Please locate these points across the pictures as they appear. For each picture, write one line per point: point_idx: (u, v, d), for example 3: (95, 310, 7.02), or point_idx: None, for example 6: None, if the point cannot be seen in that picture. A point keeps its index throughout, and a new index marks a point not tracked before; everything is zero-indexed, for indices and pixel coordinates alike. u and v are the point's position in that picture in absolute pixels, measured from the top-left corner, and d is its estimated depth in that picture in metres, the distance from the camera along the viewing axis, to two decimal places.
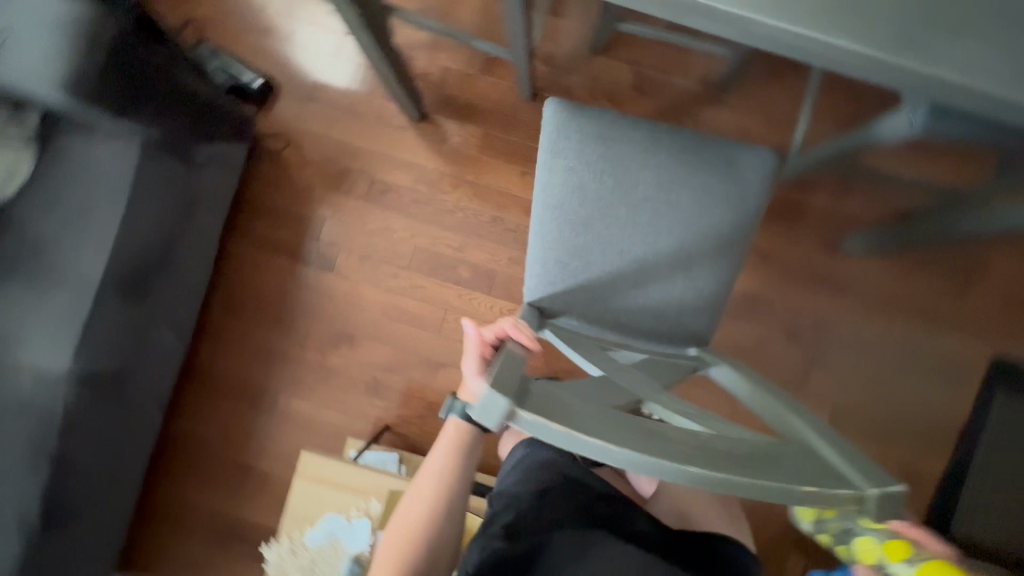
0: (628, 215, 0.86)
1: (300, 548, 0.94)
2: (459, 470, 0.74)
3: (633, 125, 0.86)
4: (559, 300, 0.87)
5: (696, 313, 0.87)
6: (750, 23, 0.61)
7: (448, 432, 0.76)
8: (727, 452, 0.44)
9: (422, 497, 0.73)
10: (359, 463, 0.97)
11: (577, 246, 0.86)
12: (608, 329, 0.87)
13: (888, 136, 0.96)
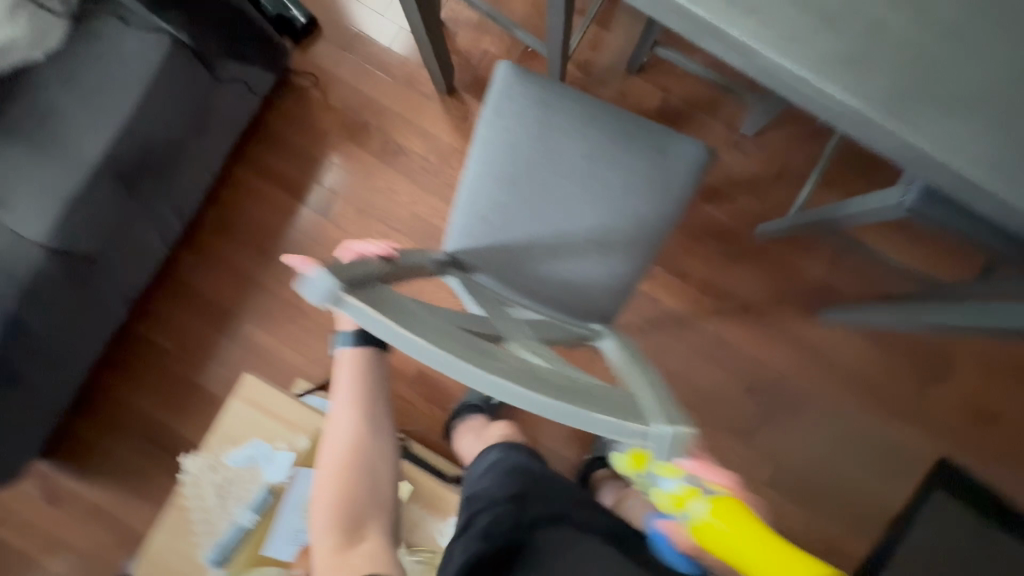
0: (557, 185, 0.91)
1: (220, 465, 0.98)
2: (367, 398, 0.82)
3: (576, 100, 0.92)
4: (474, 254, 0.92)
5: (605, 290, 0.92)
6: (743, 47, 0.57)
7: (345, 367, 0.83)
8: (541, 381, 0.48)
9: (344, 434, 0.80)
10: (295, 399, 1.00)
11: (502, 206, 0.91)
12: (515, 289, 0.92)
13: (886, 211, 0.93)
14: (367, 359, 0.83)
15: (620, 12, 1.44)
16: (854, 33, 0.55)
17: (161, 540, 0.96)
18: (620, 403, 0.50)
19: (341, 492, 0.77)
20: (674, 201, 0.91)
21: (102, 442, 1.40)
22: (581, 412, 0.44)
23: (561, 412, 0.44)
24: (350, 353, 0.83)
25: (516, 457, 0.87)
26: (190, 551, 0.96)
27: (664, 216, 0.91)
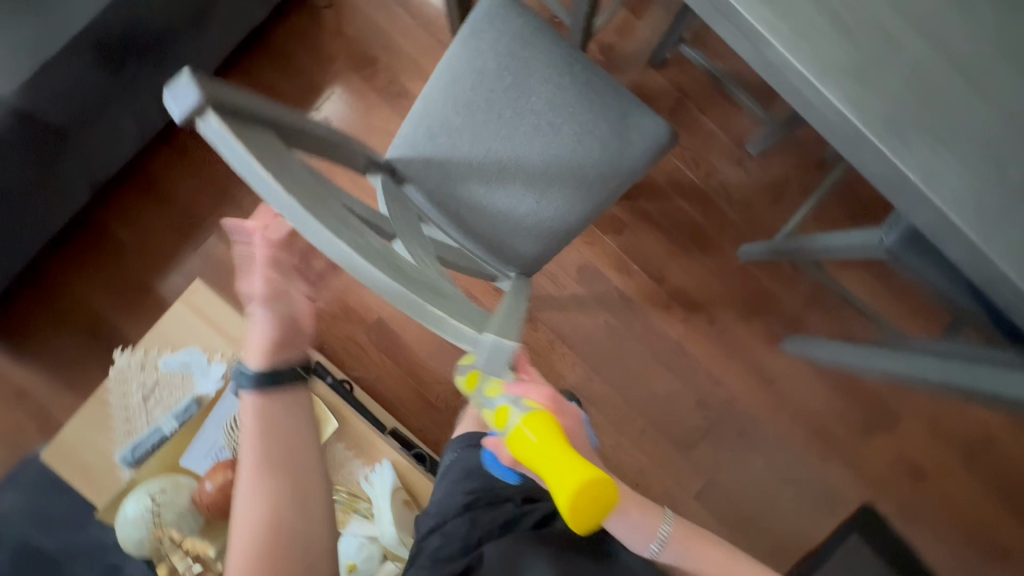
0: (510, 118, 0.90)
1: (152, 367, 0.96)
2: (287, 449, 0.61)
3: (556, 47, 0.92)
4: (411, 165, 0.91)
5: (528, 237, 0.91)
6: (756, 37, 0.55)
7: (255, 410, 0.60)
8: (388, 263, 0.46)
9: (255, 492, 0.59)
10: (238, 315, 0.96)
11: (451, 126, 0.91)
12: (441, 212, 0.92)
13: (866, 250, 0.93)
14: (287, 400, 0.62)
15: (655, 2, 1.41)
16: (867, 50, 0.54)
17: (76, 431, 0.94)
18: (472, 311, 0.48)
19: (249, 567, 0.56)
20: (622, 172, 0.90)
21: (41, 326, 1.35)
22: (408, 292, 0.43)
23: (391, 292, 0.43)
24: (262, 395, 0.60)
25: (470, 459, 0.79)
26: (106, 448, 0.93)
27: (608, 182, 0.90)
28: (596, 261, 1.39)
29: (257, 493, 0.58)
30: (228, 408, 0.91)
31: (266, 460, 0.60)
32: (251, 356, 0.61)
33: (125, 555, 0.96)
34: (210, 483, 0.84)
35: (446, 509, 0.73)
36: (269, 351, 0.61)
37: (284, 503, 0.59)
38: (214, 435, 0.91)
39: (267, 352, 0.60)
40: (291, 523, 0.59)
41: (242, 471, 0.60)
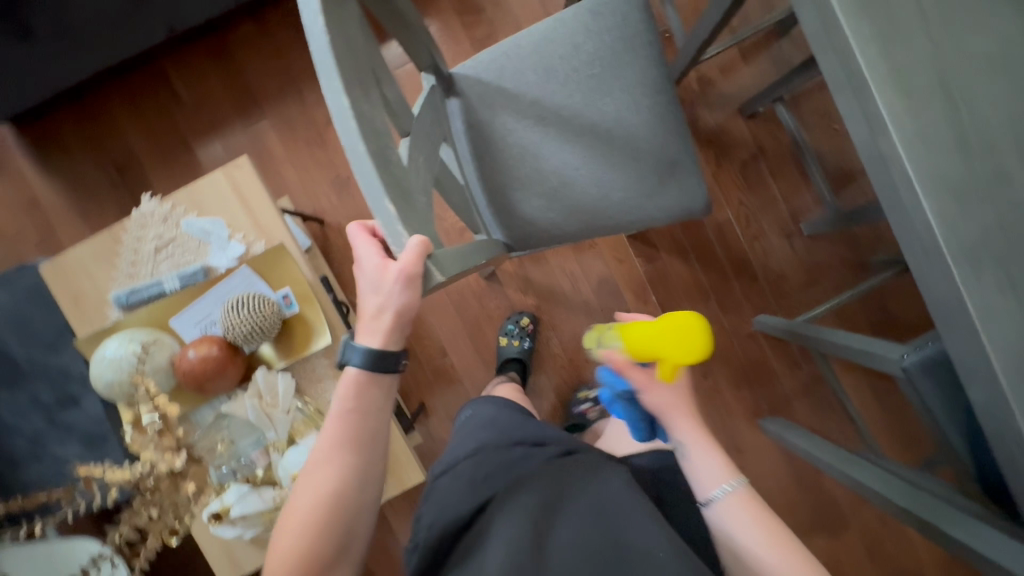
0: (575, 98, 0.89)
1: (173, 223, 0.94)
2: (362, 437, 0.59)
3: (657, 62, 0.88)
4: (470, 88, 0.91)
5: (527, 209, 0.91)
6: (878, 124, 0.54)
7: (345, 393, 0.58)
8: (380, 149, 0.53)
9: (326, 471, 0.58)
10: (272, 204, 0.93)
11: (521, 75, 0.90)
12: (472, 144, 0.91)
13: (880, 363, 0.94)
14: (373, 389, 0.58)
15: (768, 53, 1.38)
16: (981, 176, 0.53)
17: (81, 257, 0.94)
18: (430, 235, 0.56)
19: (304, 538, 0.57)
20: (641, 203, 0.88)
21: (74, 146, 1.35)
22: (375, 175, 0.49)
23: (365, 174, 0.50)
24: (355, 382, 0.57)
25: (488, 413, 0.77)
26: (104, 282, 0.94)
27: (624, 203, 0.89)
28: (618, 279, 1.39)
29: (329, 477, 0.58)
30: (232, 289, 0.91)
31: (344, 446, 0.58)
32: (366, 333, 0.56)
33: (86, 389, 0.97)
34: (193, 352, 0.84)
35: (455, 453, 0.72)
36: (390, 333, 0.55)
37: (348, 488, 0.58)
38: (210, 309, 0.91)
39: (381, 331, 0.55)
40: (351, 512, 0.59)
41: (319, 447, 0.59)
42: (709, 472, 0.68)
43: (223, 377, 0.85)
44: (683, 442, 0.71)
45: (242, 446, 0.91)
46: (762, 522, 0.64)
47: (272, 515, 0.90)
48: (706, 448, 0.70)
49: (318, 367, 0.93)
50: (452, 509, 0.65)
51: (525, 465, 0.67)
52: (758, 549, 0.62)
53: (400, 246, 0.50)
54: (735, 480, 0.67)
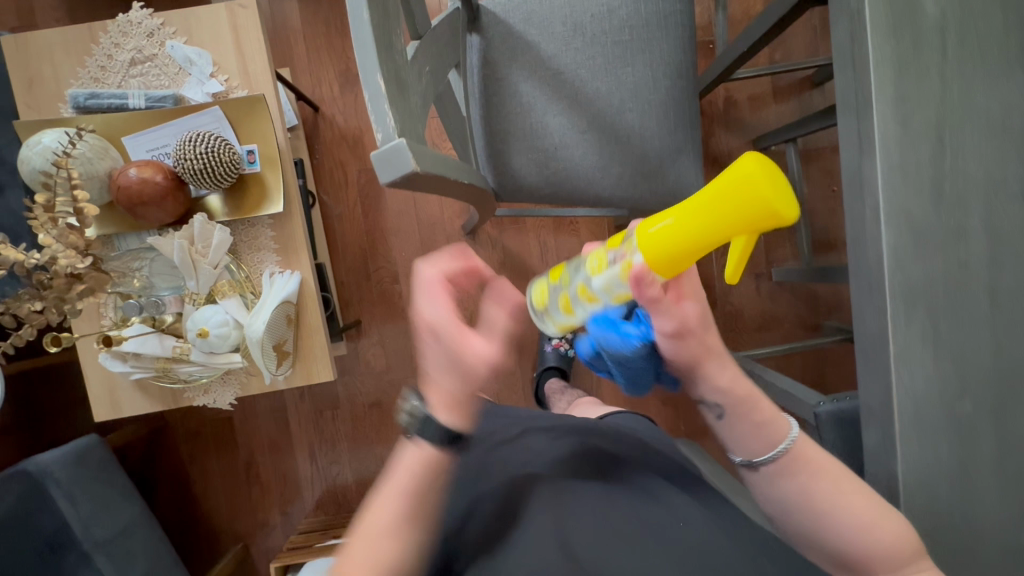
0: (598, 63, 0.81)
1: (157, 39, 0.88)
2: (424, 515, 0.52)
3: (686, 49, 0.83)
4: (492, 22, 0.81)
5: (522, 166, 0.83)
6: (869, 146, 0.55)
7: (419, 466, 0.52)
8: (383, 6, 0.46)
9: (386, 546, 0.51)
10: (265, 55, 0.88)
11: (549, 23, 0.81)
12: (481, 84, 0.82)
13: (796, 405, 0.97)
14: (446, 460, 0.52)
15: (798, 98, 1.39)
16: (942, 226, 0.55)
17: (50, 40, 0.87)
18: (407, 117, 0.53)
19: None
20: (635, 188, 0.83)
21: None
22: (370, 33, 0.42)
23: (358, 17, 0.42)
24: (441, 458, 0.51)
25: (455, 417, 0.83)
26: (67, 76, 0.88)
27: (618, 184, 0.83)
28: None
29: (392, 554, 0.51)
30: (198, 125, 0.86)
31: (407, 522, 0.51)
32: (440, 412, 0.49)
33: (13, 181, 0.91)
34: (135, 171, 0.79)
35: None
36: (468, 415, 0.50)
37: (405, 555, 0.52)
38: (168, 138, 0.86)
39: (458, 411, 0.50)
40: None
41: (378, 525, 0.51)
42: (758, 439, 0.56)
43: (158, 207, 0.81)
44: (725, 408, 0.57)
45: (158, 287, 0.87)
46: (842, 482, 0.54)
47: (165, 364, 0.87)
48: (748, 412, 0.56)
49: (261, 236, 0.90)
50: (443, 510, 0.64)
51: (503, 456, 0.65)
52: (850, 519, 0.53)
53: (387, 136, 0.43)
54: (785, 439, 0.55)
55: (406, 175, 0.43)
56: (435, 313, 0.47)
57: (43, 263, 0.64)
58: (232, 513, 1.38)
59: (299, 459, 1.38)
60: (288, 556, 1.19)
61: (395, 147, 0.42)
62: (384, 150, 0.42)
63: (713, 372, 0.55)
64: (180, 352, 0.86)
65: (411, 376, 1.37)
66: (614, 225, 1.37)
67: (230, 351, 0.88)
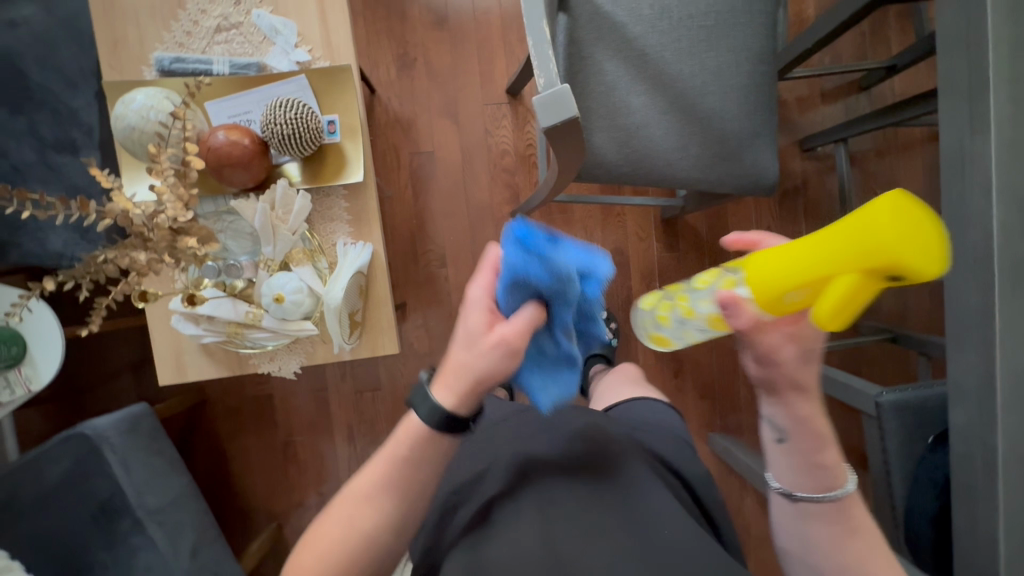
0: (682, 47, 0.83)
1: (243, 8, 0.89)
2: (403, 489, 0.51)
3: (766, 36, 0.85)
4: (579, 3, 0.82)
5: (604, 144, 0.83)
6: (981, 123, 0.56)
7: (411, 439, 0.50)
8: None
9: (367, 507, 0.50)
10: (351, 28, 0.89)
11: (636, 6, 0.82)
12: (566, 62, 0.82)
13: (854, 395, 0.98)
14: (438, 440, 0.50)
15: (844, 101, 1.41)
16: None
17: (138, 3, 0.88)
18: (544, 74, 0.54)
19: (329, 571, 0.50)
20: (713, 169, 0.85)
21: None
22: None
23: None
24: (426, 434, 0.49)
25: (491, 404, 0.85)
26: (152, 41, 0.89)
27: (696, 166, 0.85)
28: (631, 255, 1.40)
29: (368, 518, 0.50)
30: (282, 93, 0.87)
31: (391, 489, 0.51)
32: (443, 386, 0.49)
33: (90, 143, 0.91)
34: (223, 134, 0.79)
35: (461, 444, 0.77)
36: (462, 396, 0.48)
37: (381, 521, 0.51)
38: (250, 105, 0.87)
39: (461, 395, 0.48)
40: (375, 554, 0.51)
41: (361, 485, 0.51)
42: (813, 476, 0.55)
43: (245, 170, 0.81)
44: (797, 435, 0.54)
45: (235, 251, 0.87)
46: (858, 527, 0.54)
47: (237, 329, 0.87)
48: (821, 451, 0.54)
49: (335, 206, 0.91)
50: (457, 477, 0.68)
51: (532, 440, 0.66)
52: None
53: (549, 82, 0.46)
54: (841, 487, 0.54)
55: (567, 120, 0.46)
56: (476, 289, 0.49)
57: (146, 214, 0.64)
58: (267, 492, 1.37)
59: (337, 442, 1.37)
60: None
61: (559, 93, 0.45)
62: (547, 95, 0.45)
63: (788, 395, 0.54)
64: (252, 318, 0.86)
65: None
66: (660, 219, 1.39)
67: (301, 319, 0.88)
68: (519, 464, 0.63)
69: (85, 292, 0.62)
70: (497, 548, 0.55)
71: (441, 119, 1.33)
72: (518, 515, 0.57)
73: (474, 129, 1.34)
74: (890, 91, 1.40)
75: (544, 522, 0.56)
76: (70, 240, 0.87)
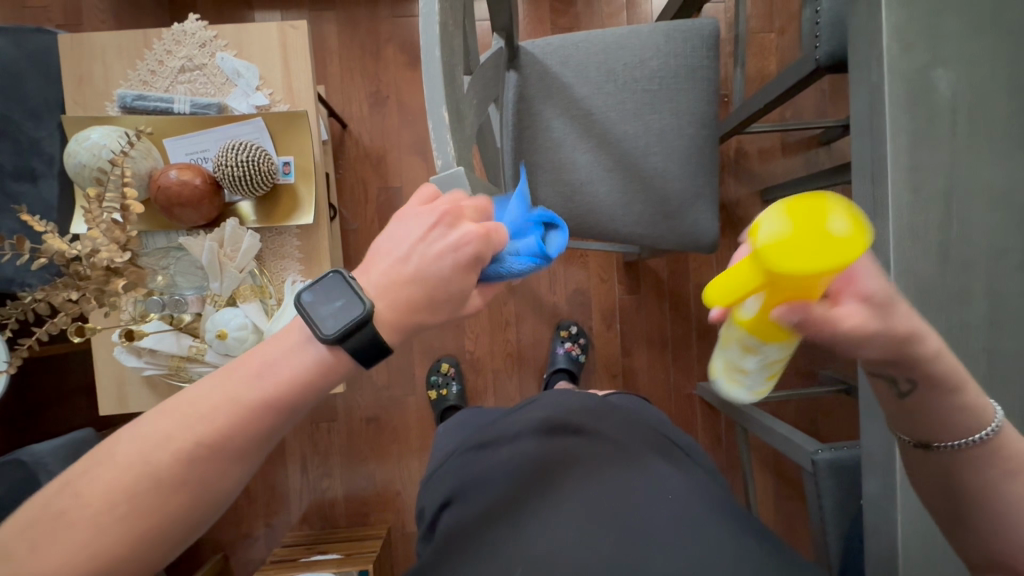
0: (626, 109, 0.86)
1: (207, 51, 0.92)
2: (264, 433, 0.41)
3: (709, 102, 0.88)
4: (529, 62, 0.85)
5: (551, 198, 0.86)
6: (882, 209, 0.59)
7: (299, 371, 0.41)
8: (453, 46, 0.50)
9: (207, 443, 0.40)
10: (312, 74, 0.92)
11: (584, 68, 0.86)
12: (515, 118, 0.86)
13: (795, 450, 0.99)
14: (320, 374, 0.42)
15: (805, 154, 1.46)
16: (946, 287, 0.58)
17: (104, 42, 0.90)
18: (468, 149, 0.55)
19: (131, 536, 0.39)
20: (655, 226, 0.87)
21: None
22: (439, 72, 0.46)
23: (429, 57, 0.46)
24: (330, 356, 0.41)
25: (478, 420, 0.87)
26: (118, 77, 0.91)
27: (639, 222, 0.87)
28: (593, 295, 1.42)
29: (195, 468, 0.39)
30: (239, 134, 0.89)
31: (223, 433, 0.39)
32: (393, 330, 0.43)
33: (49, 172, 0.93)
34: (175, 173, 0.81)
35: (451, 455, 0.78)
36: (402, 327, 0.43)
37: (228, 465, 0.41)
38: (208, 144, 0.89)
39: (406, 329, 0.43)
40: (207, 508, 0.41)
41: (199, 423, 0.39)
42: (952, 419, 0.49)
43: (196, 209, 0.83)
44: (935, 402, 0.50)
45: (181, 286, 0.87)
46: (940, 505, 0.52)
47: (179, 363, 0.88)
48: (962, 404, 0.49)
49: (287, 244, 0.93)
50: (440, 496, 0.70)
51: (517, 451, 0.67)
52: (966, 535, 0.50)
53: (445, 163, 0.47)
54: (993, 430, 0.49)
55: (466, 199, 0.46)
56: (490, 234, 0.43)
57: (82, 254, 0.65)
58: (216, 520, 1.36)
59: (290, 470, 1.37)
60: (271, 570, 1.19)
61: (454, 173, 0.45)
62: (442, 175, 0.46)
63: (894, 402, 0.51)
64: (195, 352, 0.87)
65: (411, 395, 1.38)
66: (623, 261, 1.41)
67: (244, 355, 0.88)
68: (521, 449, 0.67)
69: (10, 331, 0.62)
70: (537, 539, 0.58)
71: (410, 156, 1.36)
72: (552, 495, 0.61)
73: None
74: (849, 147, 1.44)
75: (571, 504, 0.60)
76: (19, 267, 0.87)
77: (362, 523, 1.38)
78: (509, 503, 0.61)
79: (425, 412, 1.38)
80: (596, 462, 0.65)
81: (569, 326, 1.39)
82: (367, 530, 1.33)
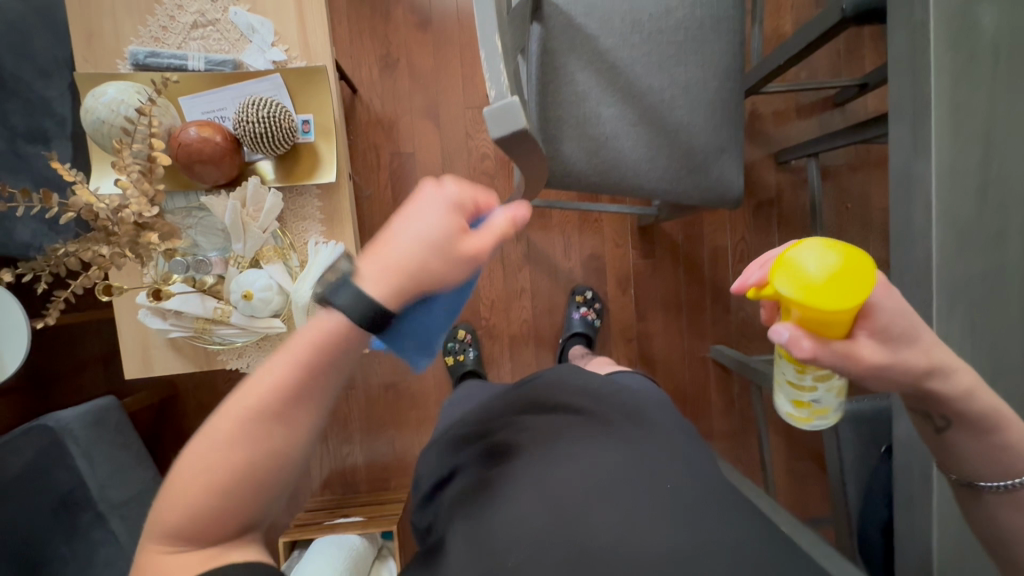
0: (651, 61, 0.85)
1: (219, 7, 0.89)
2: (303, 413, 0.43)
3: (732, 56, 0.87)
4: (554, 12, 0.82)
5: (580, 153, 0.84)
6: (924, 149, 0.58)
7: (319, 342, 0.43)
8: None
9: (257, 433, 0.42)
10: (329, 30, 0.90)
11: (608, 20, 0.84)
12: (540, 70, 0.82)
13: None
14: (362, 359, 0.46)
15: (819, 116, 1.45)
16: (985, 228, 0.58)
17: None
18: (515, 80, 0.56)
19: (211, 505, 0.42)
20: (680, 181, 0.87)
21: None
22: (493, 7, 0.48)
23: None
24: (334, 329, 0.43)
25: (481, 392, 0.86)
26: (128, 33, 0.88)
27: (663, 177, 0.87)
28: (607, 260, 1.42)
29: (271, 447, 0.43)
30: (256, 91, 0.87)
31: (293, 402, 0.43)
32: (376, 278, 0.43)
33: (62, 133, 0.91)
34: (195, 130, 0.80)
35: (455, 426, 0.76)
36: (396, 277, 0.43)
37: (278, 451, 0.43)
38: (225, 101, 0.87)
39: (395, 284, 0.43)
40: (254, 503, 0.43)
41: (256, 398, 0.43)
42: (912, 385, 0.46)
43: (217, 166, 0.82)
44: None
45: (204, 247, 0.88)
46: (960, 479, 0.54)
47: (205, 325, 0.88)
48: (987, 432, 0.49)
49: (308, 205, 0.92)
50: (442, 470, 0.68)
51: (528, 431, 0.63)
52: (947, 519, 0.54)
53: (500, 94, 0.49)
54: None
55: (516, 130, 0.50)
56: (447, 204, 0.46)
57: (110, 208, 0.65)
58: None
59: None
60: (296, 533, 1.20)
61: (509, 106, 0.49)
62: (498, 107, 0.49)
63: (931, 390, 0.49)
64: (221, 314, 0.87)
65: (427, 362, 1.39)
66: (637, 226, 1.41)
67: (270, 317, 0.88)
68: (530, 429, 0.63)
69: (43, 284, 0.62)
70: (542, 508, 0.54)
71: (423, 120, 1.34)
72: (519, 485, 0.56)
73: (456, 132, 1.35)
74: (863, 109, 1.43)
75: (534, 495, 0.55)
76: (38, 230, 0.85)
77: (381, 488, 1.40)
78: (487, 490, 0.57)
79: (442, 379, 1.39)
80: (619, 439, 0.61)
81: (584, 291, 1.39)
82: (387, 494, 1.35)
